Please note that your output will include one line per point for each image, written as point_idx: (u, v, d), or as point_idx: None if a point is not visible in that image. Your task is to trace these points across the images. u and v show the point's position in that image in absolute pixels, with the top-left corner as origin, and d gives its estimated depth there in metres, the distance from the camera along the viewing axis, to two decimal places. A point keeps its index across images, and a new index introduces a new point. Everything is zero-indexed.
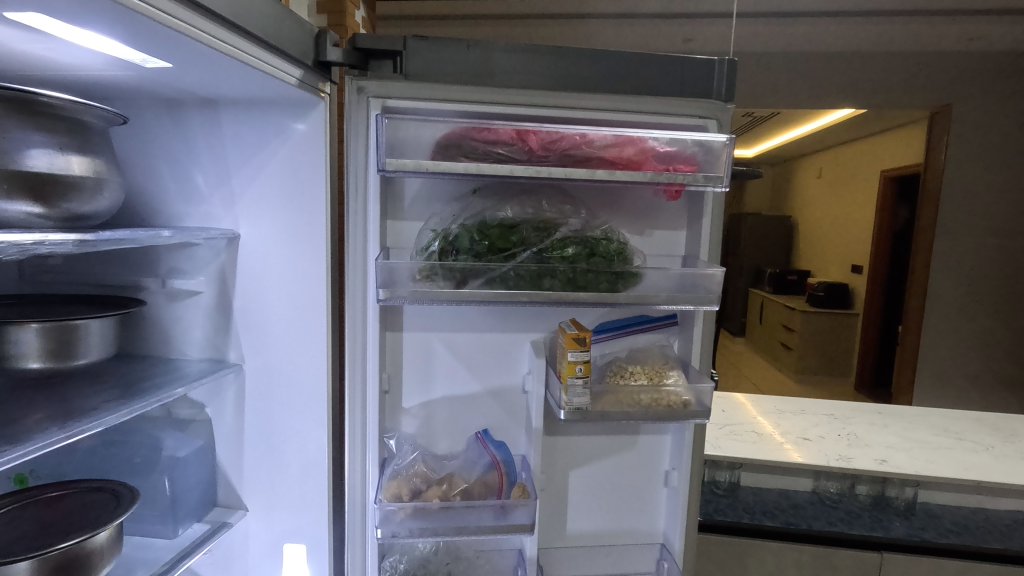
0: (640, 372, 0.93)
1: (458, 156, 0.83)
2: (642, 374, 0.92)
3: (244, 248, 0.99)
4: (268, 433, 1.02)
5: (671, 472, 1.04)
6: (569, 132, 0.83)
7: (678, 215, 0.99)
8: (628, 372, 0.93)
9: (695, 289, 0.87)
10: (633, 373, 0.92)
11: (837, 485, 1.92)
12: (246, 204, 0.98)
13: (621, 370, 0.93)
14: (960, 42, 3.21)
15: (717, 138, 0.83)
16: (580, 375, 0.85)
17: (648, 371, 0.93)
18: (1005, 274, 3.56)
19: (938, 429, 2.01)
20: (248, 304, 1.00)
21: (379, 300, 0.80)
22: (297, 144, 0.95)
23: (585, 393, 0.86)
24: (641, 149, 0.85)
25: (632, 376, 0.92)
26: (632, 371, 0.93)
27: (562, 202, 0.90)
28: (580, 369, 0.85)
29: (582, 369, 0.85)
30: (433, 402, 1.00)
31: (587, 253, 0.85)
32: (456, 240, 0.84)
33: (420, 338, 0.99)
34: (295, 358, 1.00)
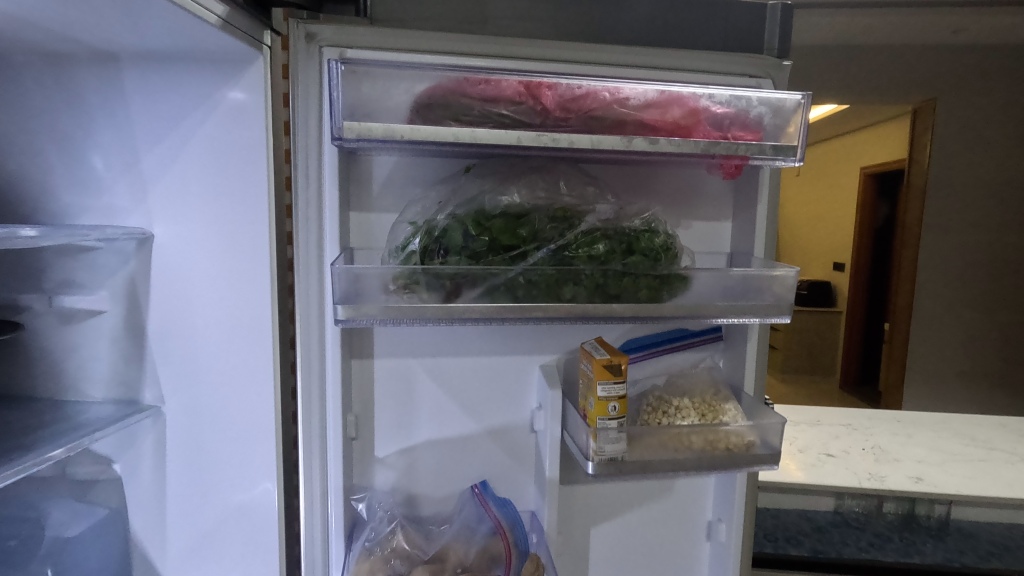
0: (686, 405, 0.72)
1: (445, 120, 0.59)
2: (690, 409, 0.71)
3: (161, 252, 0.74)
4: (201, 495, 0.77)
5: (717, 524, 0.84)
6: (596, 88, 0.60)
7: (722, 202, 0.79)
8: (672, 406, 0.72)
9: (759, 295, 0.66)
10: (678, 406, 0.72)
11: (861, 504, 1.72)
12: (162, 194, 0.73)
13: (662, 405, 0.72)
14: (943, 37, 2.70)
15: (790, 95, 0.63)
16: (614, 416, 0.64)
17: (698, 405, 0.72)
18: (998, 275, 3.25)
19: (965, 438, 1.85)
20: (167, 326, 0.75)
21: (337, 319, 0.59)
22: (229, 114, 0.70)
23: (620, 438, 0.65)
24: (691, 110, 0.62)
25: (676, 410, 0.71)
26: (676, 405, 0.72)
27: (584, 183, 0.67)
28: (614, 405, 0.64)
29: (617, 407, 0.64)
30: (415, 448, 0.78)
31: (623, 250, 0.63)
32: (445, 235, 0.61)
33: (397, 366, 0.76)
34: (233, 394, 0.75)
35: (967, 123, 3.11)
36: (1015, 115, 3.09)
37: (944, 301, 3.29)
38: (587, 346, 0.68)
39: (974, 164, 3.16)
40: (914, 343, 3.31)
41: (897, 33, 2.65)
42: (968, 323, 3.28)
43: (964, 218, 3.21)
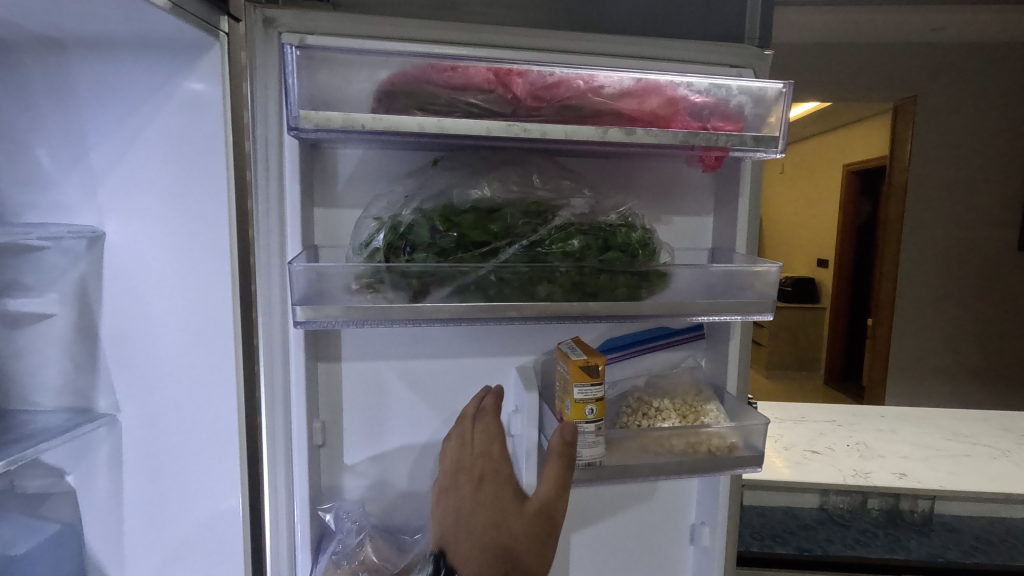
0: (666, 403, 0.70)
1: (410, 109, 0.55)
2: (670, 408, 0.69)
3: (115, 251, 0.70)
4: (160, 508, 0.73)
5: (700, 527, 0.81)
6: (570, 75, 0.57)
7: (704, 197, 0.77)
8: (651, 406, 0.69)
9: (741, 292, 0.64)
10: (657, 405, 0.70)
11: (846, 501, 1.68)
12: (114, 189, 0.69)
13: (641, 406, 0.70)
14: (921, 33, 2.75)
15: (771, 83, 0.60)
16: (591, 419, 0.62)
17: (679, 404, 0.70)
18: (979, 270, 3.28)
19: (948, 433, 1.85)
20: (121, 329, 0.71)
21: (296, 321, 0.55)
22: (185, 105, 0.66)
23: (597, 442, 0.62)
24: (669, 99, 0.59)
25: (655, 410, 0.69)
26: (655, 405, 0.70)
27: (559, 176, 0.65)
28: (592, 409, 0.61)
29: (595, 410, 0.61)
30: (386, 455, 0.77)
31: (600, 246, 0.60)
32: (411, 231, 0.57)
33: (367, 370, 0.75)
34: (192, 403, 0.70)
35: (948, 121, 3.14)
36: (994, 112, 3.12)
37: (927, 297, 3.31)
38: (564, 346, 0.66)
39: (955, 161, 3.18)
40: (897, 339, 3.34)
41: (878, 30, 2.66)
42: (949, 318, 3.32)
43: (945, 214, 3.23)
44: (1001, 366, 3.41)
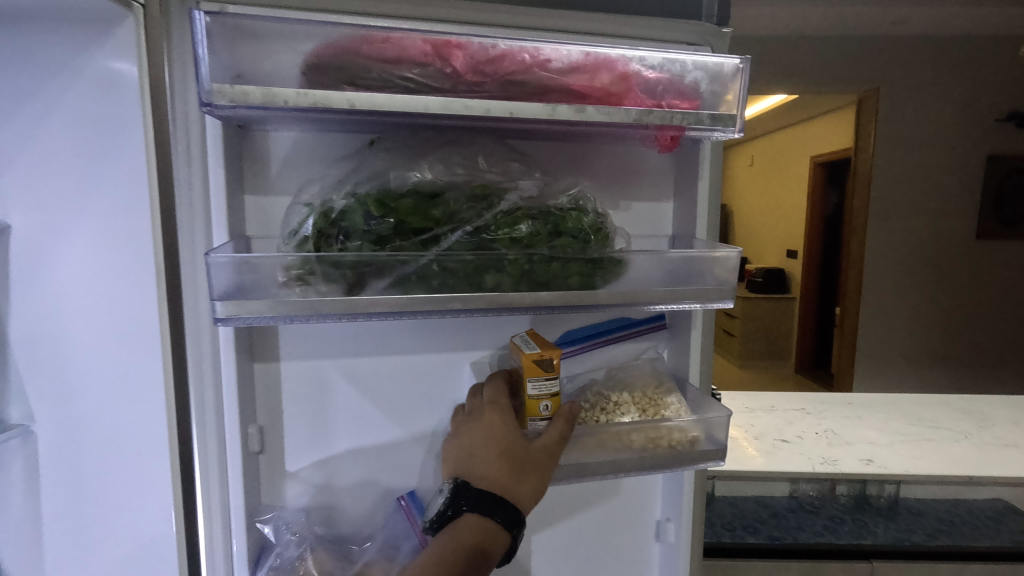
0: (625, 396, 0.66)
1: (339, 84, 0.51)
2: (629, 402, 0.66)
3: (22, 247, 0.63)
4: (84, 525, 0.67)
5: (665, 524, 0.79)
6: (514, 48, 0.53)
7: (663, 180, 0.74)
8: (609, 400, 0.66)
9: (700, 279, 0.61)
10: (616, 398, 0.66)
11: (815, 488, 1.66)
12: (19, 175, 0.62)
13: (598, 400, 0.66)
14: (884, 26, 2.78)
15: (728, 59, 0.57)
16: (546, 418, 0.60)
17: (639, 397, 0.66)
18: (939, 258, 3.36)
19: (912, 418, 1.88)
20: (31, 332, 0.64)
21: (218, 317, 0.50)
22: (95, 82, 0.59)
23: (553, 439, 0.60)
24: (621, 75, 0.56)
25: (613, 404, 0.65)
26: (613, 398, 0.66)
27: (507, 159, 0.61)
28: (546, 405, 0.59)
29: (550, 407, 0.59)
30: (332, 459, 0.73)
31: (550, 232, 0.56)
32: (344, 217, 0.53)
33: (307, 368, 0.71)
34: (115, 411, 0.64)
35: (911, 111, 3.19)
36: (953, 103, 3.19)
37: (892, 285, 3.38)
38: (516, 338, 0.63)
39: (917, 152, 3.24)
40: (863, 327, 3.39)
41: (842, 22, 2.68)
42: (913, 305, 3.39)
43: (908, 204, 3.29)
44: (962, 351, 3.51)
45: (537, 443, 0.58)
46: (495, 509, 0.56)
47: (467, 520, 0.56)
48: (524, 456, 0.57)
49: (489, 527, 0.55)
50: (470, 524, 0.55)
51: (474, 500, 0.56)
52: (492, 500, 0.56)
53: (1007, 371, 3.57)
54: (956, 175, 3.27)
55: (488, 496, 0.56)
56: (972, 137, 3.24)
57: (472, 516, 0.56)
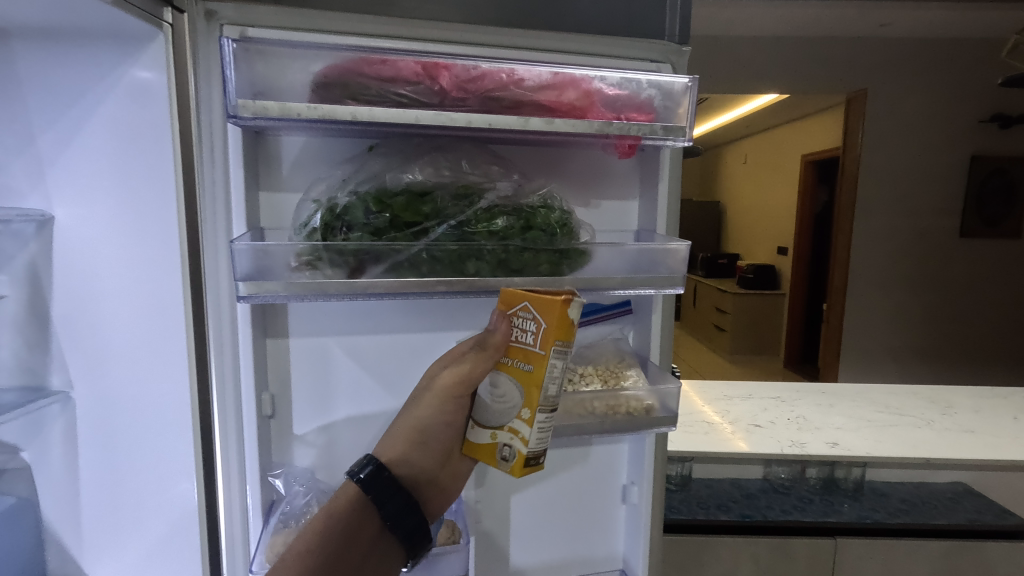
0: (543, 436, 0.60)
1: (343, 99, 0.60)
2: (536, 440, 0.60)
3: (64, 237, 0.72)
4: (114, 481, 0.76)
5: (630, 487, 0.88)
6: (493, 69, 0.63)
7: (630, 181, 0.83)
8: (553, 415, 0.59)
9: (654, 268, 0.70)
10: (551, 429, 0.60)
11: (787, 470, 1.83)
12: (62, 174, 0.71)
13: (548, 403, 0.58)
14: (871, 27, 2.86)
15: (678, 78, 0.66)
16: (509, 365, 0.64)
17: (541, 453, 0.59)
18: (920, 255, 3.47)
19: (880, 406, 1.99)
20: (71, 310, 0.74)
21: (241, 296, 0.59)
22: (128, 93, 0.68)
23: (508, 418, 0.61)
24: (585, 92, 0.65)
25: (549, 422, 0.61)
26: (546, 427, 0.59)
27: (487, 163, 0.70)
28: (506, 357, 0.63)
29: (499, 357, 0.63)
30: (333, 425, 0.84)
31: (522, 226, 0.66)
32: (347, 212, 0.63)
33: (311, 344, 0.81)
34: (144, 378, 0.74)
35: (895, 112, 3.28)
36: (936, 105, 3.28)
37: (874, 280, 3.48)
38: (576, 299, 0.56)
39: (900, 151, 3.34)
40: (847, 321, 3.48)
41: (830, 23, 2.75)
42: (895, 300, 3.49)
43: (890, 202, 3.39)
44: (941, 345, 3.61)
45: (424, 398, 0.67)
46: (382, 491, 0.64)
47: (348, 489, 0.64)
48: (411, 420, 0.68)
49: (372, 512, 0.64)
50: (353, 495, 0.64)
51: (364, 476, 0.64)
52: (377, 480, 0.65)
53: (986, 363, 3.68)
54: (936, 175, 3.38)
55: (378, 477, 0.65)
56: (953, 138, 3.34)
57: (356, 487, 0.65)
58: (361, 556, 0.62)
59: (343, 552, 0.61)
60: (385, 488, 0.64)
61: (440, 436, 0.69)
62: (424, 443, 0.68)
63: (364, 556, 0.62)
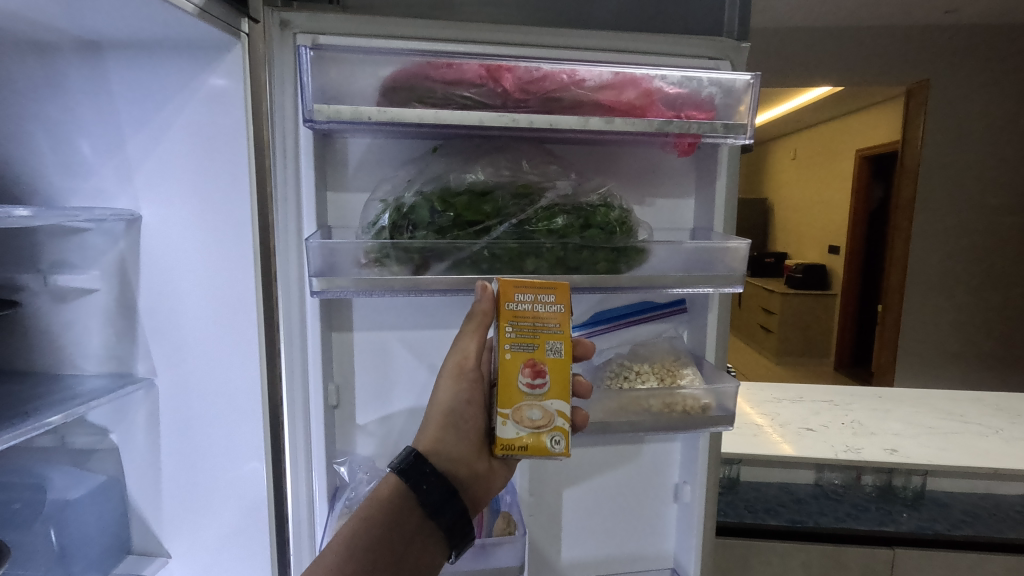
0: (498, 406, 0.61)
1: (410, 102, 0.62)
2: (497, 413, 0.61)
3: (149, 234, 0.78)
4: (192, 464, 0.82)
5: (682, 486, 0.88)
6: (554, 70, 0.64)
7: (685, 179, 0.83)
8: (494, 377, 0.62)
9: (712, 267, 0.70)
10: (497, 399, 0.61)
11: (840, 477, 1.77)
12: (148, 177, 0.77)
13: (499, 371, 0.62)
14: (934, 15, 2.72)
15: (739, 75, 0.66)
16: (561, 358, 0.59)
17: None
18: (988, 254, 3.27)
19: (942, 412, 1.90)
20: (155, 303, 0.79)
21: (313, 291, 0.63)
22: (208, 101, 0.73)
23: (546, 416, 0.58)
24: (645, 91, 0.66)
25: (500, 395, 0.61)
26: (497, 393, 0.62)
27: (546, 162, 0.71)
28: (555, 346, 0.59)
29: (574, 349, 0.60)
30: (392, 416, 0.87)
31: (581, 225, 0.67)
32: (413, 212, 0.65)
33: (372, 337, 0.85)
34: (220, 368, 0.78)
35: (960, 103, 3.11)
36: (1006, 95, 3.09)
37: (934, 281, 3.30)
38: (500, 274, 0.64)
39: (965, 145, 3.16)
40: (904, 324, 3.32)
41: (889, 12, 2.64)
42: (958, 303, 3.31)
43: (954, 198, 3.21)
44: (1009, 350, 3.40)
45: (441, 382, 0.67)
46: (421, 477, 0.63)
47: (388, 478, 0.64)
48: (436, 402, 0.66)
49: (414, 501, 0.63)
50: (397, 485, 0.63)
51: (405, 465, 0.63)
52: (417, 469, 0.63)
53: None
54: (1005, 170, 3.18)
55: (420, 466, 0.63)
56: None
57: (397, 477, 0.64)
58: (404, 545, 0.60)
59: (385, 541, 0.59)
60: (425, 476, 0.63)
61: (467, 418, 0.67)
62: (455, 426, 0.66)
63: (407, 545, 0.60)
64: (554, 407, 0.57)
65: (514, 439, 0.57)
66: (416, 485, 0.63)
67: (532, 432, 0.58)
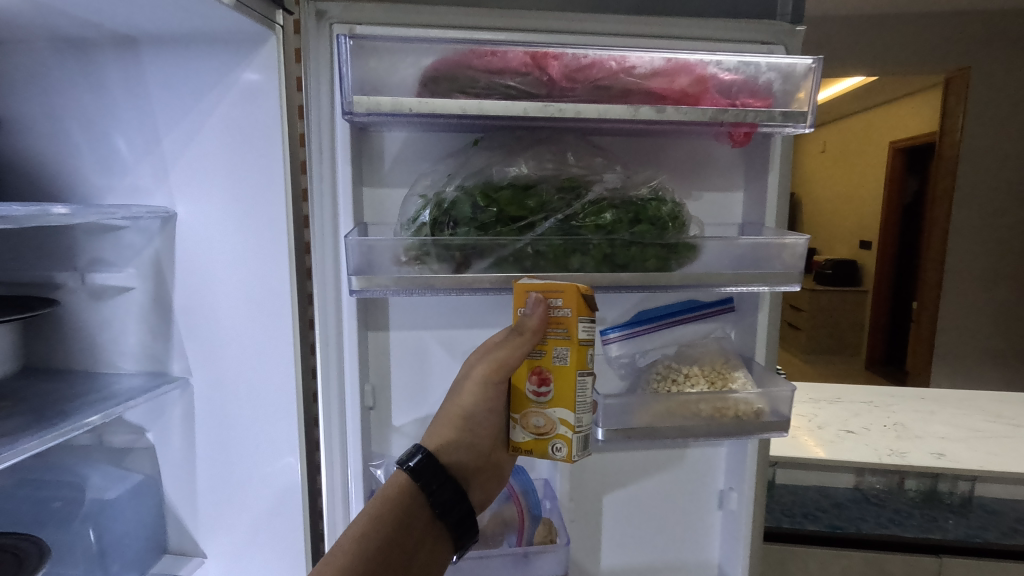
0: None
1: (452, 93, 0.60)
2: None
3: (183, 232, 0.77)
4: (227, 464, 0.81)
5: (728, 492, 0.84)
6: (603, 57, 0.60)
7: (734, 172, 0.79)
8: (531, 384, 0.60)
9: (767, 264, 0.66)
10: None
11: (882, 480, 1.66)
12: (183, 174, 0.75)
13: None
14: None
15: (801, 59, 0.62)
16: (566, 367, 0.58)
17: None
18: None
19: (991, 415, 1.81)
20: (190, 301, 0.78)
21: (352, 290, 0.61)
22: (244, 97, 0.71)
23: (547, 423, 0.59)
24: (698, 77, 0.62)
25: None
26: None
27: (591, 154, 0.68)
28: (562, 354, 0.58)
29: (584, 355, 0.58)
30: (428, 417, 0.85)
31: (630, 219, 0.64)
32: (453, 207, 0.62)
33: (408, 335, 0.83)
34: (255, 369, 0.78)
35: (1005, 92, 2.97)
36: None
37: (976, 277, 3.17)
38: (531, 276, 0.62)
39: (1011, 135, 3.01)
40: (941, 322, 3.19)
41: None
42: (1002, 300, 3.17)
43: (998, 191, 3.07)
44: None
45: (465, 384, 0.63)
46: (431, 475, 0.60)
47: (398, 478, 0.60)
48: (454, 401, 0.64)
49: (422, 500, 0.60)
50: (406, 483, 0.60)
51: (414, 464, 0.60)
52: (429, 469, 0.60)
53: None
54: None
55: (429, 464, 0.61)
56: None
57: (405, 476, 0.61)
58: (415, 543, 0.58)
59: (396, 539, 0.56)
60: (436, 476, 0.60)
61: (485, 423, 0.64)
62: (471, 430, 0.64)
63: (417, 543, 0.58)
64: (557, 416, 0.58)
65: (521, 442, 0.60)
66: (425, 483, 0.60)
67: (535, 438, 0.59)
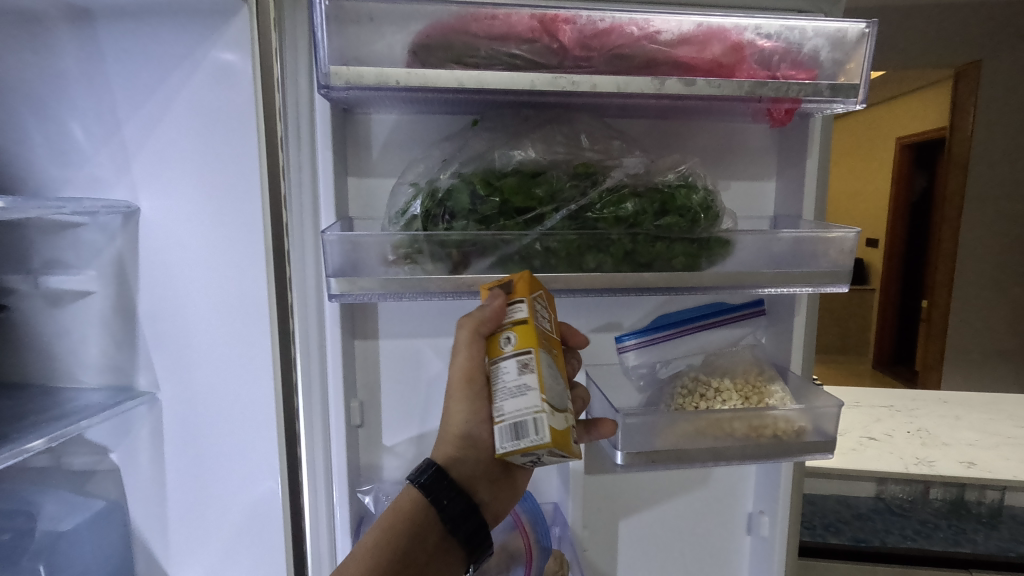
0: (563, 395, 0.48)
1: (447, 64, 0.51)
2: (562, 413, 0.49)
3: (148, 229, 0.68)
4: (200, 488, 0.72)
5: (758, 516, 0.76)
6: (623, 21, 0.52)
7: (766, 159, 0.70)
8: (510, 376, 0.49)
9: (813, 261, 0.57)
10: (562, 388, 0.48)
11: (905, 490, 1.54)
12: (146, 163, 0.67)
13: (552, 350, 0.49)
14: None
15: (852, 23, 0.53)
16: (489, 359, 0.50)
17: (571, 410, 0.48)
18: None
19: (1019, 420, 1.72)
20: (156, 307, 0.70)
21: (331, 294, 0.52)
22: (213, 75, 0.63)
23: None
24: (733, 45, 0.53)
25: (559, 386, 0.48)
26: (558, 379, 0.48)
27: (608, 137, 0.60)
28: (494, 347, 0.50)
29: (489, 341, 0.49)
30: (426, 435, 0.77)
31: (656, 209, 0.55)
32: (449, 197, 0.54)
33: (402, 343, 0.75)
34: (229, 383, 0.69)
35: None
36: None
37: None
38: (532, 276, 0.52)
39: None
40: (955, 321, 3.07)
41: None
42: None
43: None
44: None
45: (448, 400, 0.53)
46: (440, 490, 0.53)
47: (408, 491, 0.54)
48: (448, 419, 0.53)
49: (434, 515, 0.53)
50: (416, 497, 0.54)
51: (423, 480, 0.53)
52: (438, 484, 0.53)
53: None
54: None
55: (439, 479, 0.53)
56: None
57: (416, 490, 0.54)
58: (426, 558, 0.52)
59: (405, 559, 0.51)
60: (446, 491, 0.53)
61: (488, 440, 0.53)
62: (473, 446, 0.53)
63: (430, 558, 0.52)
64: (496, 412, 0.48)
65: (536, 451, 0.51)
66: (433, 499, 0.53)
67: None
